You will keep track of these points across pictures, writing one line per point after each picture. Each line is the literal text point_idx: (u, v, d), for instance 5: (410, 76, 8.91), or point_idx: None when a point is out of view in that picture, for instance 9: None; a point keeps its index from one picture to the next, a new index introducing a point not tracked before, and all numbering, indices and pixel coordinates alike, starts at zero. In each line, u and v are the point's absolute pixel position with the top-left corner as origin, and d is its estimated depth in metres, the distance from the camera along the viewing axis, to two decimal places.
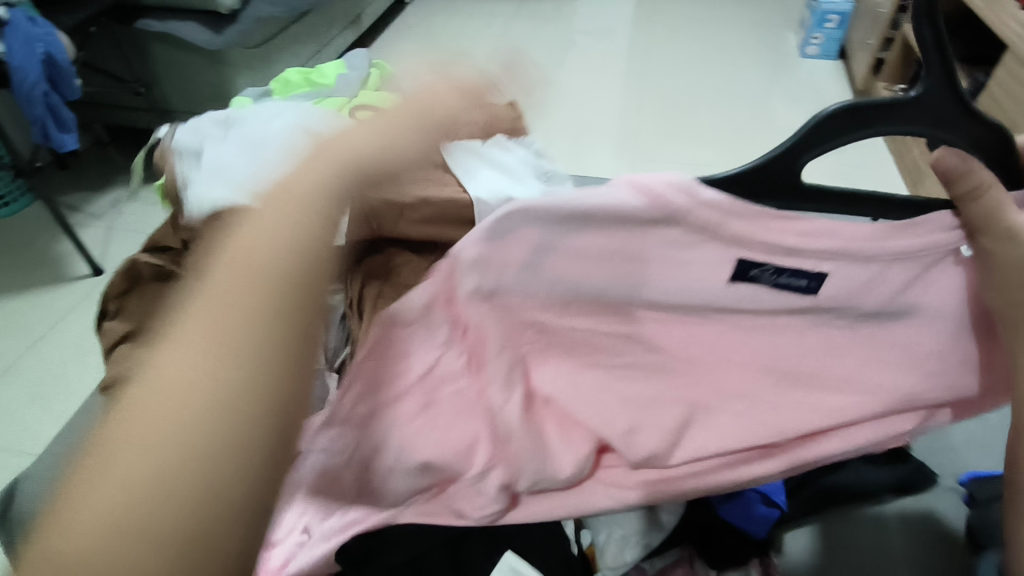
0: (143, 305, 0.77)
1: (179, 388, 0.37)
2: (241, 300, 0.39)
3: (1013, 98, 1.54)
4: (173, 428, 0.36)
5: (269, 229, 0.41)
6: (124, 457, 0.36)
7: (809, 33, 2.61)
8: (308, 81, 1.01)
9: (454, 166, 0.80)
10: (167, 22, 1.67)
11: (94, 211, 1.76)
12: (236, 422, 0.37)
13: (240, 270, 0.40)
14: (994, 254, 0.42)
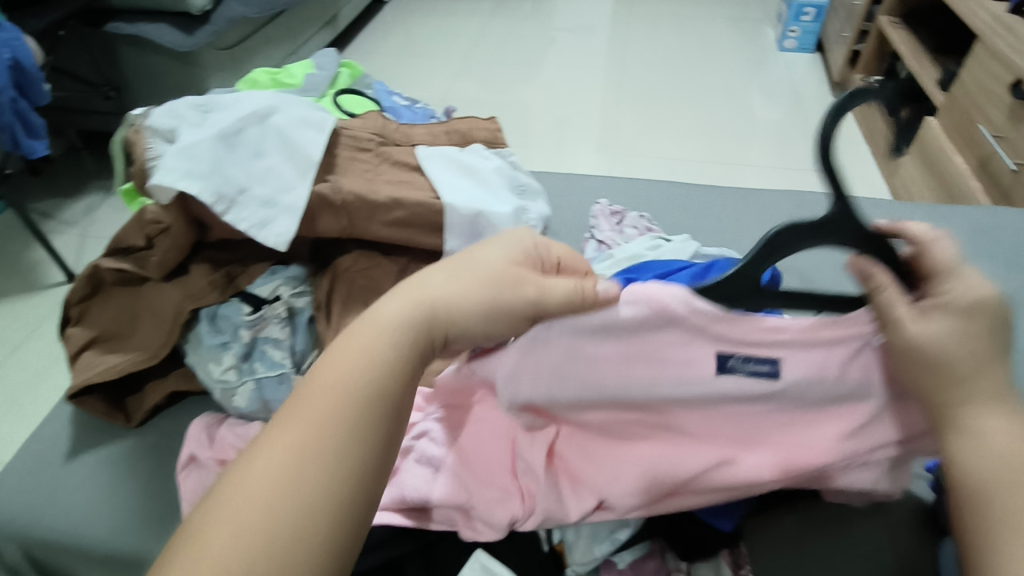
0: (109, 311, 0.76)
1: (276, 468, 0.38)
2: (347, 390, 0.42)
3: (983, 88, 1.56)
4: (260, 505, 0.37)
5: (392, 330, 0.45)
6: (207, 535, 0.36)
7: (786, 26, 2.62)
8: (275, 81, 0.99)
9: (427, 171, 0.81)
10: (138, 25, 1.65)
11: (68, 218, 1.73)
12: (316, 513, 0.37)
13: (354, 360, 0.43)
14: (891, 338, 0.48)
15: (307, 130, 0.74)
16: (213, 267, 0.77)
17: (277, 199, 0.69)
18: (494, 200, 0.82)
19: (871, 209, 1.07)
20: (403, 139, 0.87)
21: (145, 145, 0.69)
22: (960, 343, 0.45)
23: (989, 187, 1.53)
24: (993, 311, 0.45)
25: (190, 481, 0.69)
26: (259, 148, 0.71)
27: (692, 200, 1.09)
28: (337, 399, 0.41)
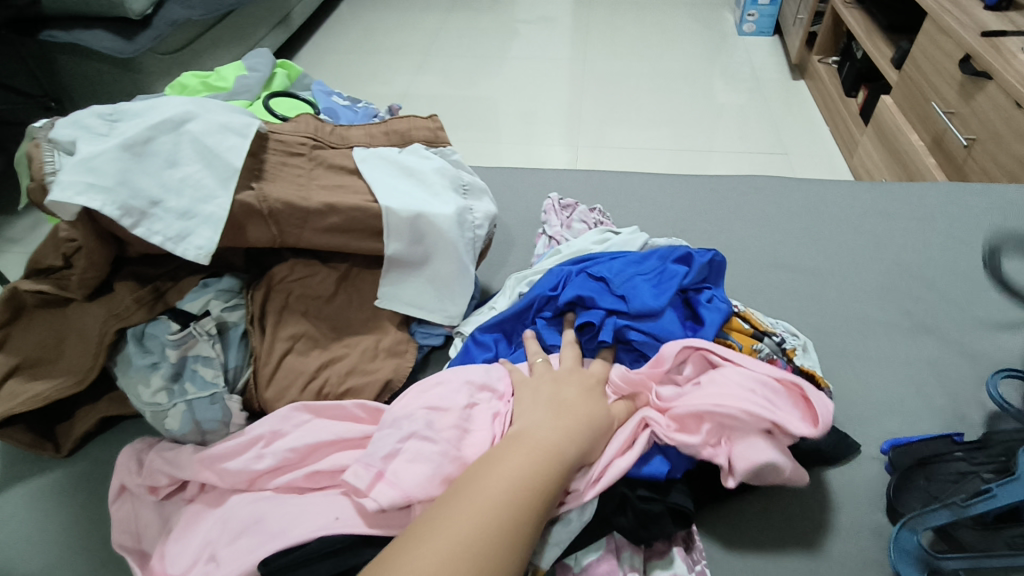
0: (31, 337, 0.72)
1: (457, 546, 0.46)
2: (514, 491, 0.50)
3: (935, 65, 1.56)
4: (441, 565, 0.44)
5: (538, 458, 0.53)
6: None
7: (744, 11, 2.62)
8: (206, 85, 0.96)
9: (365, 172, 0.78)
10: (73, 31, 1.59)
11: (14, 235, 1.67)
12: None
13: (520, 469, 0.51)
14: None
15: (226, 136, 0.71)
16: (139, 284, 0.72)
17: (194, 211, 0.65)
18: (434, 199, 0.79)
19: (824, 191, 1.06)
20: (339, 140, 0.84)
21: (44, 158, 0.64)
22: None
23: (945, 164, 1.54)
24: None
25: (122, 510, 0.66)
26: (172, 157, 0.67)
27: (646, 189, 1.08)
28: (501, 511, 0.48)
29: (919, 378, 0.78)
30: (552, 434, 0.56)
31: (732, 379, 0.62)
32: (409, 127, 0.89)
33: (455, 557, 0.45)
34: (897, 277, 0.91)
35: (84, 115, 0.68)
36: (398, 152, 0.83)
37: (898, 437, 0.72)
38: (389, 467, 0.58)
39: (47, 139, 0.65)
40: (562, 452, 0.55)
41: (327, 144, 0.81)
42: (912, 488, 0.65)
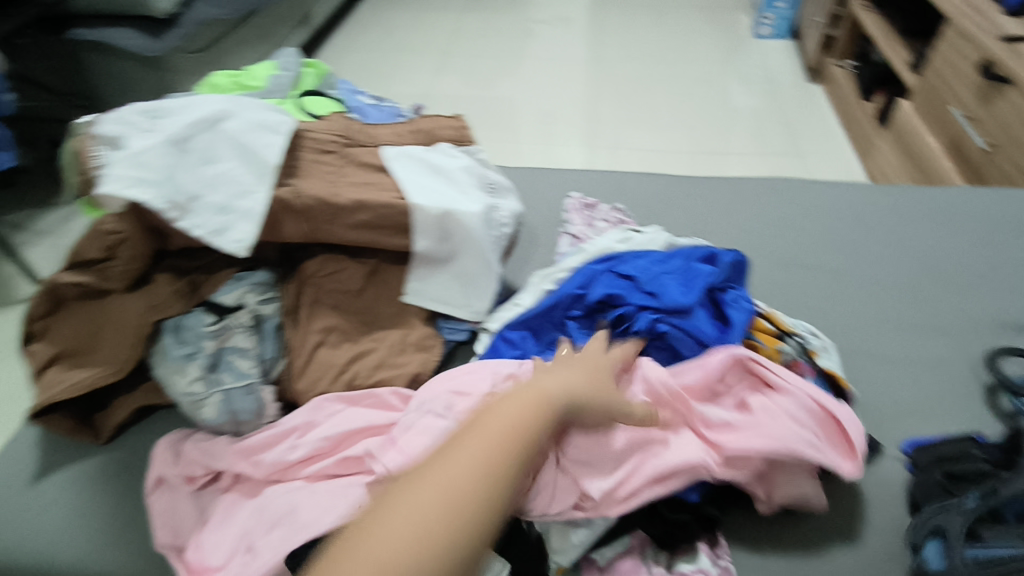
0: (73, 325, 0.74)
1: (464, 459, 0.43)
2: (520, 410, 0.49)
3: (954, 69, 1.56)
4: (450, 479, 0.42)
5: (541, 391, 0.52)
6: (409, 498, 0.41)
7: (760, 13, 2.62)
8: (237, 85, 0.98)
9: (394, 170, 0.80)
10: (101, 30, 1.62)
11: (42, 229, 1.70)
12: (489, 494, 0.42)
13: (522, 396, 0.51)
14: None
15: (261, 133, 0.73)
16: (176, 276, 0.74)
17: (230, 204, 0.67)
18: (460, 195, 0.81)
19: (842, 194, 1.07)
20: (368, 139, 0.85)
21: (92, 153, 0.68)
22: None
23: (963, 168, 1.54)
24: None
25: (161, 502, 0.67)
26: (210, 153, 0.69)
27: (665, 190, 1.09)
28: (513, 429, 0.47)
29: (938, 379, 0.79)
30: (559, 376, 0.56)
31: (784, 410, 0.62)
32: (437, 125, 0.91)
33: (468, 473, 0.42)
34: (916, 279, 0.92)
35: (130, 113, 0.71)
36: (425, 150, 0.85)
37: (917, 438, 0.73)
38: (401, 438, 0.63)
39: (92, 134, 0.68)
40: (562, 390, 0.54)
41: (357, 142, 0.83)
42: (932, 484, 0.66)
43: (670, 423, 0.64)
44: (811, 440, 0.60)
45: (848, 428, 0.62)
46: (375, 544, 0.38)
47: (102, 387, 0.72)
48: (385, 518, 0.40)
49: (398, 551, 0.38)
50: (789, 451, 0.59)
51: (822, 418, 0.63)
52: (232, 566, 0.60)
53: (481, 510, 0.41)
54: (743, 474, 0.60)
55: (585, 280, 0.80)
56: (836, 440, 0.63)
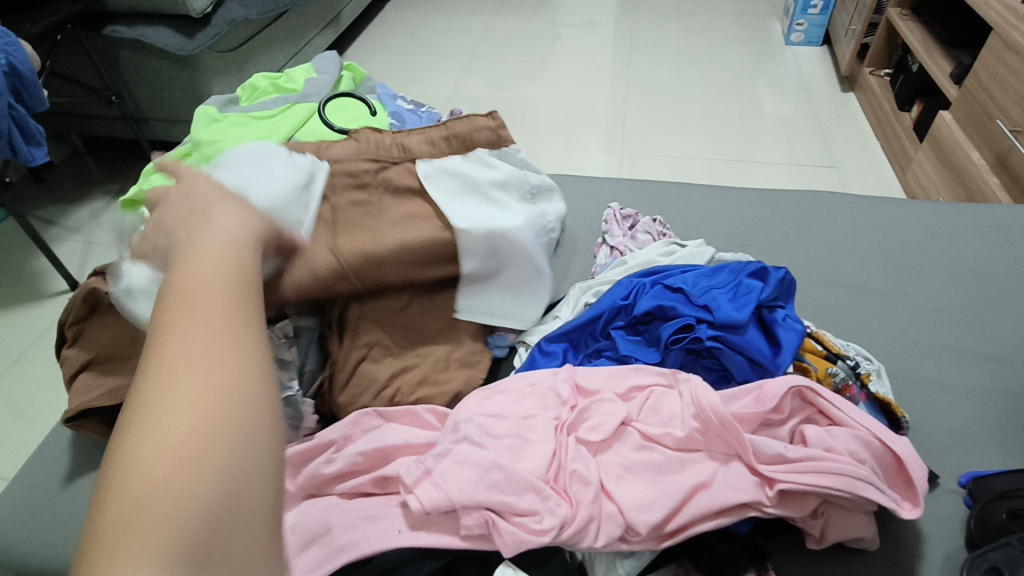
0: (107, 330, 0.74)
1: (192, 360, 0.37)
2: (218, 280, 0.42)
3: (1001, 82, 1.52)
4: (189, 386, 0.35)
5: (224, 251, 0.45)
6: (157, 438, 0.33)
7: (793, 20, 2.58)
8: (275, 88, 0.98)
9: (435, 193, 0.79)
10: (137, 29, 1.62)
11: (72, 224, 1.71)
12: (242, 364, 0.38)
13: (212, 263, 0.43)
14: None
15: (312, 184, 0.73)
16: None
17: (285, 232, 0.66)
18: (502, 211, 0.81)
19: (889, 210, 1.04)
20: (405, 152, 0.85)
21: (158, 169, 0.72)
22: None
23: (1008, 183, 1.49)
24: None
25: None
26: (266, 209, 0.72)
27: (705, 202, 1.06)
28: (218, 272, 0.42)
29: (994, 408, 0.76)
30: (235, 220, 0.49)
31: (843, 448, 0.62)
32: (472, 123, 0.88)
33: (195, 366, 0.36)
34: (968, 303, 0.88)
35: None
36: (462, 161, 0.83)
37: (975, 471, 0.70)
38: (438, 467, 0.60)
39: None
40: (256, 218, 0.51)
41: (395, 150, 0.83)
42: (995, 521, 0.62)
43: (722, 457, 0.63)
44: (873, 480, 0.60)
45: (910, 468, 0.62)
46: (171, 443, 0.33)
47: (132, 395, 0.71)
48: (147, 445, 0.33)
49: (184, 465, 0.33)
50: (855, 495, 0.58)
51: (878, 457, 0.63)
52: None
53: (245, 380, 0.37)
54: (798, 512, 0.60)
55: (629, 291, 0.78)
56: (890, 482, 0.63)
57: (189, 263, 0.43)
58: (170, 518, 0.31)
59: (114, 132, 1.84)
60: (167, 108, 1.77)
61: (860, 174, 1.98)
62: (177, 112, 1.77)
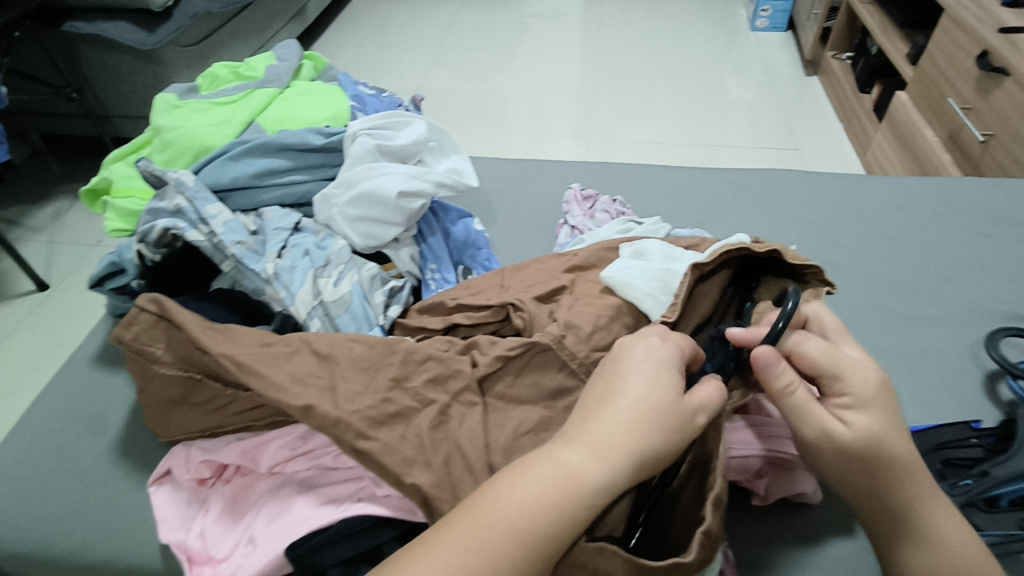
0: (164, 345, 0.64)
1: (559, 474, 0.45)
2: (626, 425, 0.47)
3: (951, 61, 1.56)
4: (546, 492, 0.45)
5: (654, 392, 0.49)
6: (515, 498, 0.45)
7: (757, 6, 2.61)
8: (236, 77, 0.98)
9: (632, 282, 0.69)
10: (97, 24, 1.60)
11: (36, 225, 1.69)
12: (582, 493, 0.45)
13: (635, 401, 0.48)
14: (886, 458, 0.51)
15: (321, 205, 0.82)
16: (257, 417, 0.65)
17: (295, 289, 0.72)
18: (657, 254, 0.75)
19: (839, 185, 1.08)
20: (386, 134, 0.87)
21: (176, 198, 0.76)
22: (881, 429, 0.51)
23: (960, 159, 1.55)
24: (884, 396, 0.53)
25: (160, 495, 0.67)
26: (262, 243, 0.77)
27: (663, 182, 1.09)
28: (567, 484, 0.45)
29: (936, 368, 0.80)
30: (670, 372, 0.51)
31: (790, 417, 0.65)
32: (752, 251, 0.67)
33: (554, 486, 0.45)
34: (912, 271, 0.92)
35: (207, 193, 0.78)
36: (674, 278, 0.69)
37: (913, 426, 0.73)
38: None
39: (179, 184, 0.77)
40: (663, 407, 0.48)
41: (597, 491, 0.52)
42: (931, 471, 0.66)
43: None
44: None
45: None
46: (515, 511, 0.44)
47: (155, 384, 0.66)
48: (507, 495, 0.45)
49: (506, 533, 0.43)
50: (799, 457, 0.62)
51: None
52: (235, 557, 0.60)
53: (565, 514, 0.44)
54: (745, 474, 0.62)
55: None
56: None
57: (626, 389, 0.49)
58: (488, 546, 0.43)
59: (76, 129, 1.82)
60: (131, 104, 1.76)
61: (822, 153, 2.03)
62: (141, 107, 1.76)
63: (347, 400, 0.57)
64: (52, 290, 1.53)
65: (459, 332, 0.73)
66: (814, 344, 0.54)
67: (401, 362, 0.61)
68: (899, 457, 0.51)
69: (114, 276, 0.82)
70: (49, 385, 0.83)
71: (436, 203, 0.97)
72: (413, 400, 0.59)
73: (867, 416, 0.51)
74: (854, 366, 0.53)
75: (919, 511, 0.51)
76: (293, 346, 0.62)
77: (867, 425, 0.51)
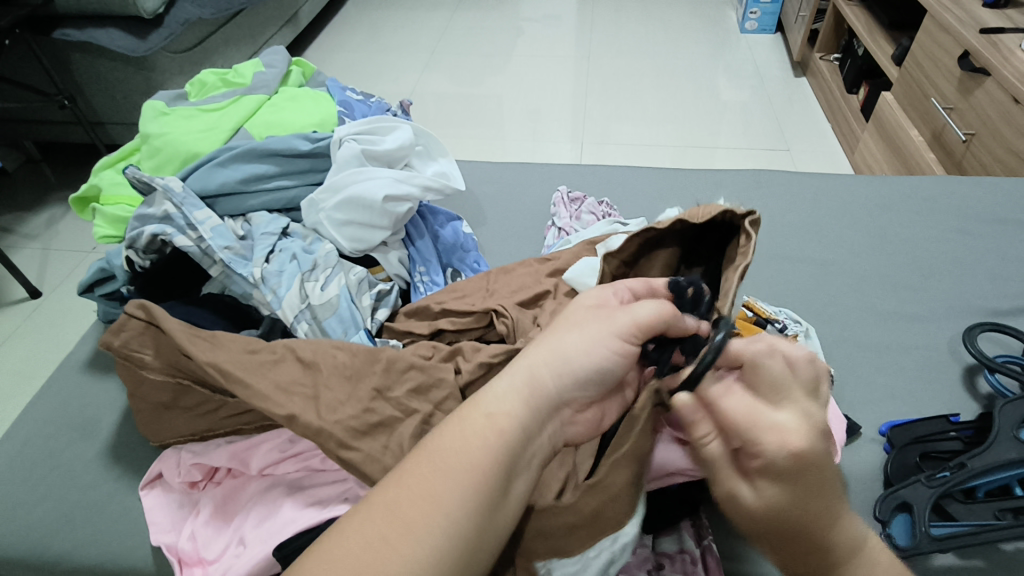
0: (153, 351, 0.65)
1: (486, 409, 0.48)
2: (546, 355, 0.51)
3: (935, 61, 1.58)
4: (479, 428, 0.46)
5: (572, 327, 0.53)
6: (445, 441, 0.46)
7: (746, 8, 2.63)
8: (224, 83, 0.99)
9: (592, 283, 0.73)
10: (87, 30, 1.60)
11: (30, 232, 1.69)
12: (513, 421, 0.48)
13: (556, 338, 0.52)
14: (793, 528, 0.44)
15: (308, 211, 0.83)
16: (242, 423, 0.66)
17: (282, 293, 0.73)
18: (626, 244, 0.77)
19: (822, 184, 1.09)
20: (372, 139, 0.89)
21: (163, 203, 0.77)
22: (789, 504, 0.43)
23: (944, 158, 1.57)
24: (808, 466, 0.42)
25: (152, 498, 0.68)
26: (249, 247, 0.78)
27: (651, 183, 1.10)
28: (497, 421, 0.47)
29: (915, 362, 0.81)
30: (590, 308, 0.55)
31: None
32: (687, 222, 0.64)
33: (487, 425, 0.47)
34: (893, 268, 0.94)
35: (194, 199, 0.79)
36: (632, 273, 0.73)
37: (893, 420, 0.74)
38: None
39: (166, 190, 0.78)
40: (584, 335, 0.52)
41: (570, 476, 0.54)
42: (909, 464, 0.68)
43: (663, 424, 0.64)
44: None
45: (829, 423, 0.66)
46: (449, 452, 0.45)
47: (144, 388, 0.66)
48: (440, 441, 0.46)
49: (442, 472, 0.44)
50: None
51: None
52: (225, 558, 0.60)
53: (496, 443, 0.46)
54: None
55: None
56: None
57: (550, 334, 0.53)
58: (425, 488, 0.43)
59: (69, 135, 1.82)
60: (122, 111, 1.76)
61: (811, 153, 2.05)
62: (132, 114, 1.77)
63: (330, 409, 0.58)
64: (45, 297, 1.53)
65: (445, 337, 0.75)
66: (734, 402, 0.43)
67: (383, 371, 0.63)
68: (809, 523, 0.44)
69: (103, 281, 0.83)
70: (41, 390, 0.84)
71: (424, 207, 0.99)
72: (396, 410, 0.61)
73: (775, 490, 0.42)
74: (773, 436, 0.41)
75: (835, 566, 0.45)
76: (279, 354, 0.63)
77: (774, 499, 0.42)
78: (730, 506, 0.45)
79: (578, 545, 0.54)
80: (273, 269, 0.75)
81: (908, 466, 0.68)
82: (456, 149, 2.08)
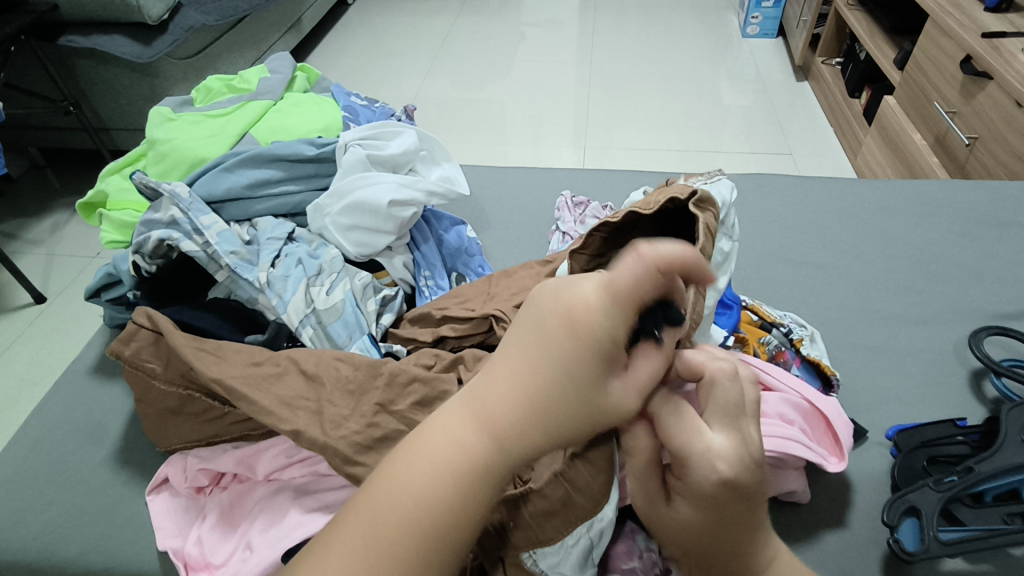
0: (159, 357, 0.65)
1: (438, 463, 0.41)
2: (511, 403, 0.41)
3: (937, 65, 1.58)
4: (427, 484, 0.41)
5: (545, 369, 0.41)
6: (395, 491, 0.41)
7: (748, 13, 2.64)
8: (230, 89, 1.00)
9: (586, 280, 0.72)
10: (93, 38, 1.61)
11: (34, 237, 1.70)
12: (468, 475, 0.41)
13: (525, 379, 0.42)
14: (712, 544, 0.47)
15: (313, 215, 0.83)
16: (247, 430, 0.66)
17: (287, 297, 0.73)
18: None
19: (826, 188, 1.09)
20: (377, 143, 0.89)
21: (169, 208, 0.77)
22: (711, 526, 0.46)
23: (947, 161, 1.57)
24: (731, 494, 0.45)
25: (159, 502, 0.68)
26: (255, 253, 0.78)
27: (655, 187, 1.10)
28: (451, 467, 0.41)
29: (920, 368, 0.81)
30: (578, 346, 0.41)
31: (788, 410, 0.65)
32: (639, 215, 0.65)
33: (435, 484, 0.41)
34: (899, 272, 0.93)
35: (201, 204, 0.79)
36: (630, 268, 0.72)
37: (900, 424, 0.74)
38: None
39: (173, 195, 0.78)
40: (558, 385, 0.41)
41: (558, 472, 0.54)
42: (916, 468, 0.68)
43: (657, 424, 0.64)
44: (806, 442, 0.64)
45: (837, 429, 0.66)
46: (394, 512, 0.41)
47: (149, 394, 0.67)
48: (389, 490, 0.42)
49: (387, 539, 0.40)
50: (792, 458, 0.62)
51: (808, 418, 0.67)
52: (231, 563, 0.60)
53: (447, 507, 0.41)
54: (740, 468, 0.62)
55: None
56: (819, 439, 0.67)
57: (516, 370, 0.42)
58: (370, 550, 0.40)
59: (73, 142, 1.83)
60: (127, 117, 1.77)
61: (814, 156, 2.05)
62: (136, 120, 1.77)
63: (334, 425, 0.59)
64: (49, 302, 1.53)
65: (447, 344, 0.75)
66: (673, 421, 0.46)
67: (386, 385, 0.62)
68: (731, 545, 0.47)
69: (109, 286, 0.83)
70: (47, 395, 0.84)
71: (427, 211, 0.99)
72: (400, 424, 0.60)
73: (694, 509, 0.46)
74: (702, 450, 0.45)
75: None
76: (284, 367, 0.63)
77: (692, 518, 0.46)
78: (656, 519, 0.49)
79: (558, 534, 0.55)
80: (278, 271, 0.76)
81: (914, 474, 0.68)
82: (460, 153, 2.09)
